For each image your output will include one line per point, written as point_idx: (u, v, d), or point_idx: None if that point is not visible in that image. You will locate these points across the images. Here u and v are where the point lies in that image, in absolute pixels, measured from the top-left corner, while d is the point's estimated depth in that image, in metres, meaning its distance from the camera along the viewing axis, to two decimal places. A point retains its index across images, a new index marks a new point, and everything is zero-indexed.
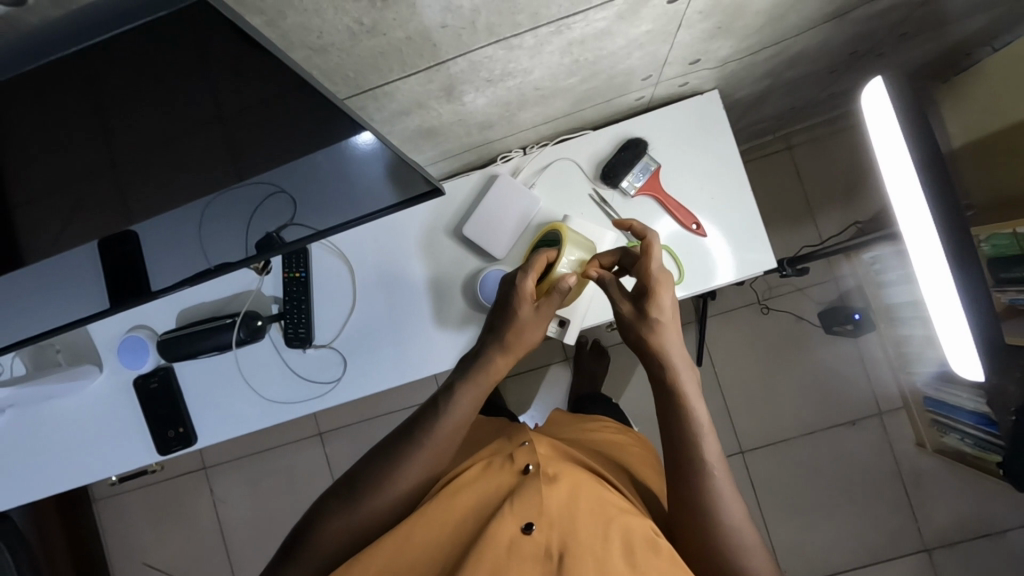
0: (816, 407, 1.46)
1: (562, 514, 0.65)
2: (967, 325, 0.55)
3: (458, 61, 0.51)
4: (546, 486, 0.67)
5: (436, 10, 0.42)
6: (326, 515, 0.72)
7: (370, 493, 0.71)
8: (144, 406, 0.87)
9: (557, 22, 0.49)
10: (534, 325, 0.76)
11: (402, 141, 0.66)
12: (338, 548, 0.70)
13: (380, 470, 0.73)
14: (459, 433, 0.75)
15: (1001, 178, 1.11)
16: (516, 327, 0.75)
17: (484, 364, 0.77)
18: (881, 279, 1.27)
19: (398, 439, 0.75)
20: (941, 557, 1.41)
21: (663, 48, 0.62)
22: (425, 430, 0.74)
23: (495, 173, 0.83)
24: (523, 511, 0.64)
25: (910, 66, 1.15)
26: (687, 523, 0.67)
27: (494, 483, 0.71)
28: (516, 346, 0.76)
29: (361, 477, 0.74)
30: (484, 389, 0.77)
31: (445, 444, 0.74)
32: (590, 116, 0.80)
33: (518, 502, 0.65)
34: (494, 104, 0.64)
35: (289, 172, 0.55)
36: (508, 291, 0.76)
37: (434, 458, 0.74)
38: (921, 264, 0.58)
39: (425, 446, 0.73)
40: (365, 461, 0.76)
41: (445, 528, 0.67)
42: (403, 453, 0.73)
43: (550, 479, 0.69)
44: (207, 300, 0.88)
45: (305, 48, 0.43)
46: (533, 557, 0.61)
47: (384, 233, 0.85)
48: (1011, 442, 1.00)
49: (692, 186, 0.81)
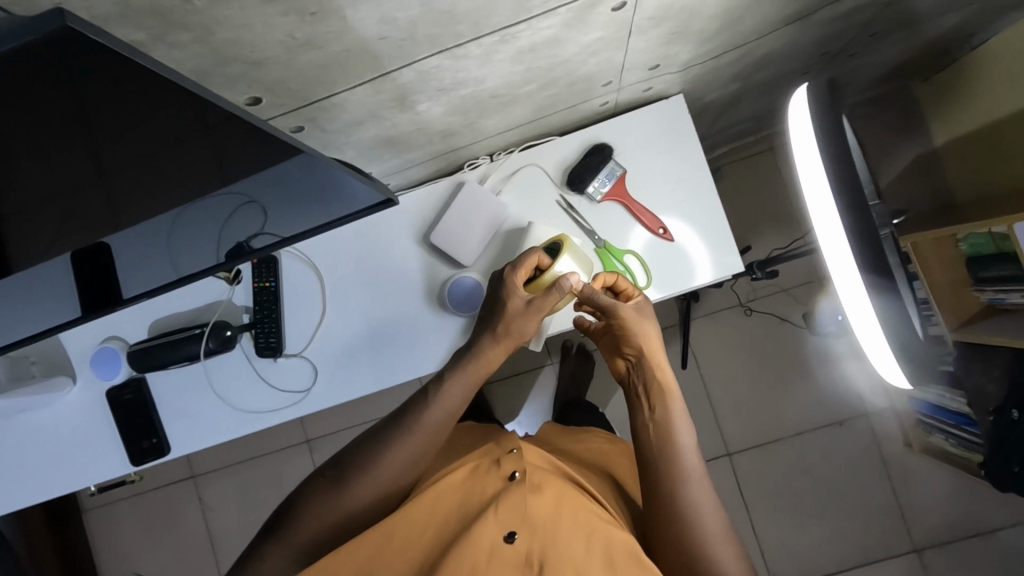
0: (803, 408, 1.46)
1: (546, 522, 0.64)
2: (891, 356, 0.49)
3: (404, 72, 0.51)
4: (531, 492, 0.67)
5: (371, 22, 0.42)
6: (311, 499, 0.71)
7: (356, 485, 0.71)
8: (118, 418, 0.87)
9: (500, 32, 0.49)
10: (532, 320, 0.75)
11: (361, 152, 0.65)
12: (316, 534, 0.69)
13: (365, 455, 0.72)
14: (449, 423, 0.76)
15: (979, 175, 1.11)
16: (508, 320, 0.75)
17: (477, 356, 0.76)
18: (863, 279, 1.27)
19: (385, 428, 0.75)
20: (931, 558, 1.40)
21: (619, 53, 0.62)
22: (414, 418, 0.74)
23: (462, 181, 0.83)
24: (505, 514, 0.64)
25: (888, 65, 1.15)
26: (664, 536, 0.67)
27: (479, 487, 0.70)
28: (510, 336, 0.76)
29: (343, 463, 0.73)
30: (474, 383, 0.76)
31: (433, 438, 0.74)
32: (555, 122, 0.80)
33: (502, 506, 0.65)
34: (450, 115, 0.63)
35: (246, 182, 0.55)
36: (498, 288, 0.76)
37: (422, 450, 0.74)
38: (844, 288, 0.52)
39: (410, 436, 0.73)
40: (353, 446, 0.75)
41: (426, 531, 0.66)
42: (388, 442, 0.73)
43: (535, 486, 0.68)
44: (179, 310, 0.88)
45: (241, 62, 0.42)
46: (513, 565, 0.61)
47: (354, 240, 0.85)
48: (993, 443, 0.99)
49: (657, 191, 0.81)
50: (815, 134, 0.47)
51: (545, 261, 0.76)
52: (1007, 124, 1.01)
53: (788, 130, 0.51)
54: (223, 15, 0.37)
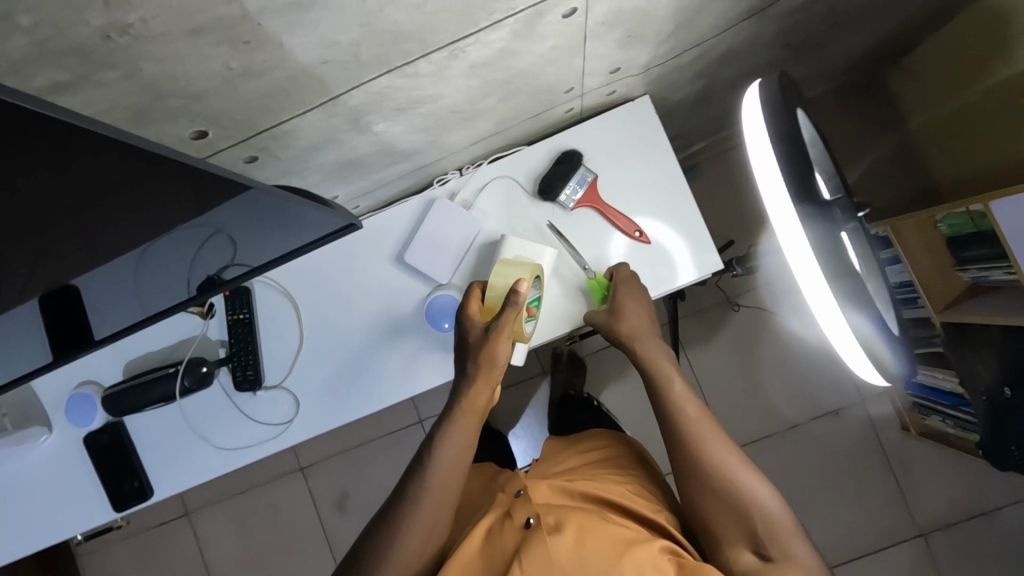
0: (798, 400, 1.45)
1: (573, 562, 0.62)
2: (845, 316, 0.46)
3: (354, 94, 0.50)
4: (551, 537, 0.65)
5: (311, 48, 0.41)
6: None
7: (378, 564, 0.68)
8: (97, 464, 0.85)
9: (449, 47, 0.48)
10: (500, 346, 0.73)
11: (322, 177, 0.64)
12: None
13: (383, 534, 0.69)
14: (454, 474, 0.73)
15: (954, 155, 1.11)
16: (474, 352, 0.74)
17: (459, 399, 0.76)
18: None
19: (393, 502, 0.72)
20: (937, 542, 1.39)
21: (576, 59, 0.61)
22: (419, 480, 0.72)
23: (432, 198, 0.81)
24: (530, 562, 0.62)
25: (855, 53, 1.15)
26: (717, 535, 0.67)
27: (501, 544, 0.68)
28: (483, 368, 0.74)
29: (366, 550, 0.69)
30: (465, 427, 0.75)
31: (444, 498, 0.71)
32: (521, 132, 0.78)
33: (526, 557, 0.62)
34: (410, 134, 0.62)
35: (202, 213, 0.54)
36: (459, 332, 0.76)
37: (435, 513, 0.70)
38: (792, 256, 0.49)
39: (416, 502, 0.70)
40: (367, 530, 0.72)
41: None
42: (400, 513, 0.70)
43: (553, 530, 0.66)
44: (153, 349, 0.85)
45: (178, 96, 0.41)
46: None
47: (327, 266, 0.83)
48: (988, 423, 0.97)
49: (630, 194, 0.80)
50: (769, 132, 0.47)
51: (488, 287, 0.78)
52: (977, 103, 1.01)
53: (742, 129, 0.50)
54: (150, 50, 0.36)
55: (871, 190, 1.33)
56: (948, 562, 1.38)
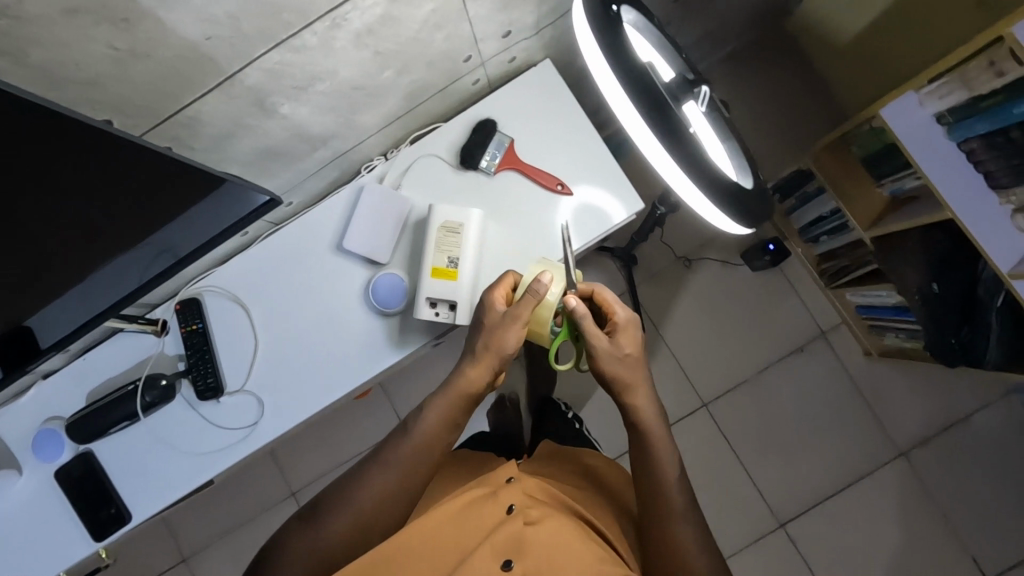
0: (763, 343, 1.49)
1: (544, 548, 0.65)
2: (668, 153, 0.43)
3: (249, 72, 0.53)
4: (528, 526, 0.67)
5: (189, 21, 0.45)
6: (287, 533, 0.71)
7: (341, 514, 0.71)
8: (72, 496, 0.85)
9: (328, 16, 0.52)
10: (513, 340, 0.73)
11: (244, 169, 0.67)
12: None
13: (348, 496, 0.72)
14: (432, 455, 0.75)
15: (856, 84, 1.18)
16: (485, 332, 0.74)
17: (458, 378, 0.76)
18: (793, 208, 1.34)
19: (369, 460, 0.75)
20: (918, 457, 1.43)
21: (462, 24, 0.66)
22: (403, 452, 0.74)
23: (361, 185, 0.85)
24: (498, 545, 0.65)
25: (749, 4, 1.22)
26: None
27: (476, 518, 0.70)
28: (487, 351, 0.74)
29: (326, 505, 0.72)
30: (450, 406, 0.75)
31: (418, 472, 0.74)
32: (434, 109, 0.83)
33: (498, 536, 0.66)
34: (320, 115, 0.66)
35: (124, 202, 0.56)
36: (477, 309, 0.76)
37: (408, 481, 0.73)
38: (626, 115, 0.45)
39: (394, 466, 0.73)
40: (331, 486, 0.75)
41: (422, 551, 0.67)
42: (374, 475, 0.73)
43: (534, 519, 0.68)
44: (113, 374, 0.87)
45: (73, 83, 0.46)
46: None
47: (272, 267, 0.86)
48: (927, 323, 0.98)
49: (547, 152, 0.84)
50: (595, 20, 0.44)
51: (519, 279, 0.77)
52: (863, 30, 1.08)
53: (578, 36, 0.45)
54: (34, 34, 0.42)
55: (793, 132, 1.40)
56: (929, 476, 1.43)
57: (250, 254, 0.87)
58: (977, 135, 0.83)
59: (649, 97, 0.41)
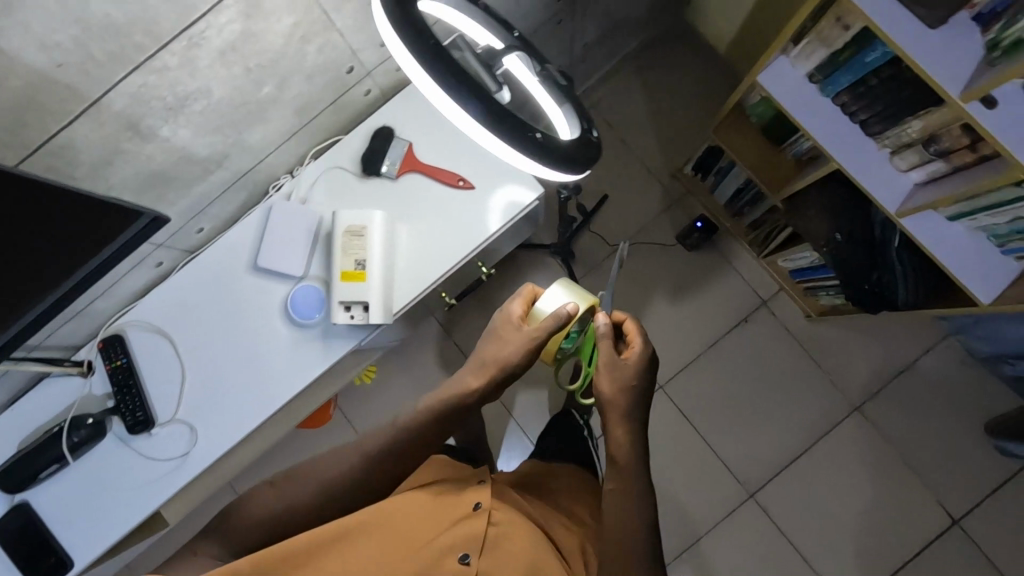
0: (709, 320, 1.52)
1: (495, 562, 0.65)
2: (466, 112, 0.47)
3: (114, 96, 0.57)
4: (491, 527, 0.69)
5: (31, 48, 0.49)
6: (250, 496, 0.71)
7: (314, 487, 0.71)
8: (8, 550, 0.84)
9: (183, 36, 0.56)
10: (529, 359, 0.77)
11: (137, 195, 0.69)
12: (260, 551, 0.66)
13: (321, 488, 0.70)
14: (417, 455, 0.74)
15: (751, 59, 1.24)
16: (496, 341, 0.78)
17: (458, 381, 0.78)
18: (717, 183, 1.38)
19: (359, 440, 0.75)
20: (871, 410, 1.47)
21: (333, 35, 0.70)
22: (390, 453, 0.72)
23: (269, 204, 0.87)
24: (458, 540, 0.66)
25: None
26: None
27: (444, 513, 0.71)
28: (490, 363, 0.77)
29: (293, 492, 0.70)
30: (447, 404, 0.75)
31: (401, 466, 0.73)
32: (331, 122, 0.86)
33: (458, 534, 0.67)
34: (203, 136, 0.69)
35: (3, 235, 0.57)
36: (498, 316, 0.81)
37: (386, 468, 0.73)
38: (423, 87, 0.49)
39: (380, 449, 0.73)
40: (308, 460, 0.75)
41: (383, 522, 0.67)
42: (352, 469, 0.72)
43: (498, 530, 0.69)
44: (41, 422, 0.87)
45: None
46: None
47: (191, 293, 0.87)
48: (838, 269, 1.02)
49: (445, 151, 0.88)
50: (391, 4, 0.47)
51: (539, 294, 0.84)
52: None
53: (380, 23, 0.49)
54: None
55: None
56: (884, 427, 1.46)
57: (168, 283, 0.88)
58: (844, 88, 0.88)
59: (443, 63, 0.45)
